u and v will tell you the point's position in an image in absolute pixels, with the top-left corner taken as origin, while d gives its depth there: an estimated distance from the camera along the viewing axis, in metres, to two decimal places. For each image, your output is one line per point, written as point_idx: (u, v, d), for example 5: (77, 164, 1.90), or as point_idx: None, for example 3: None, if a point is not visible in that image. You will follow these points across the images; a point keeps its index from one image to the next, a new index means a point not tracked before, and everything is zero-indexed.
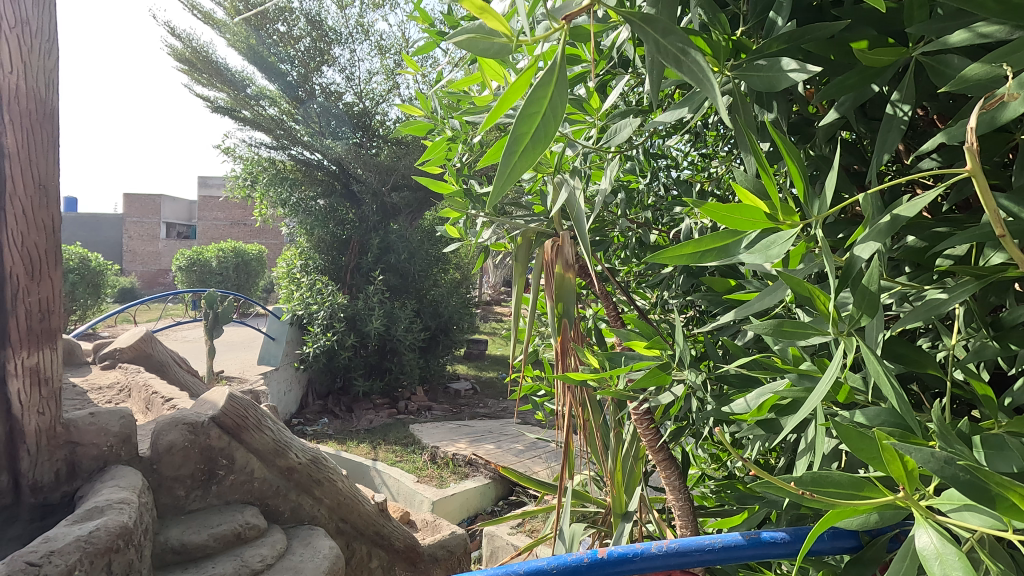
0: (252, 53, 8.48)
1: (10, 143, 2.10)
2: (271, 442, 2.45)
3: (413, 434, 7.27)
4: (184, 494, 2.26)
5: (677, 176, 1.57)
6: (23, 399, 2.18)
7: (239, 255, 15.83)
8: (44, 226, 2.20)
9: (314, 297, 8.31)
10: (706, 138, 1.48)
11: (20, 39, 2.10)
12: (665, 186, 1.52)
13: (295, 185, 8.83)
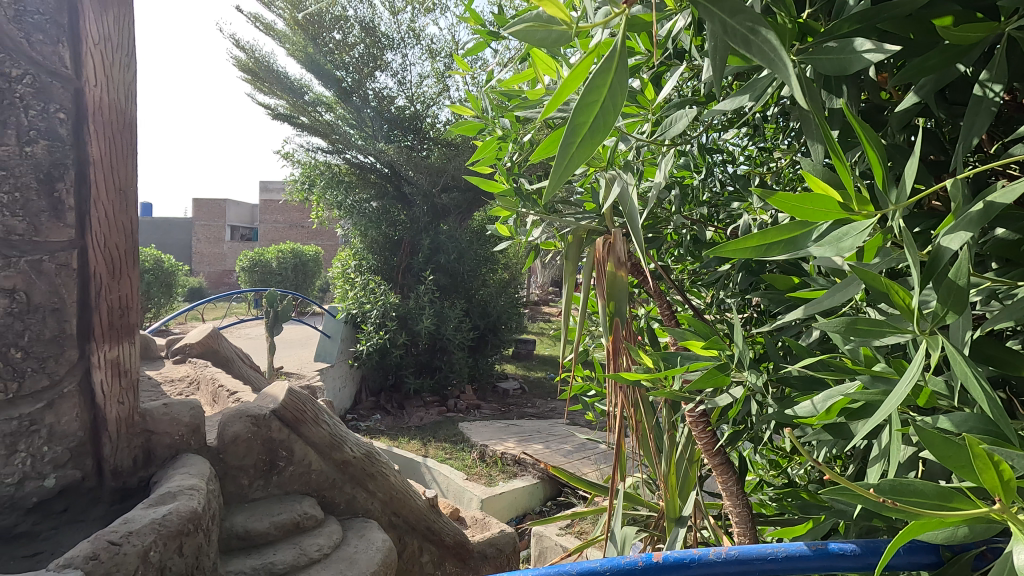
0: (309, 61, 8.74)
1: (93, 152, 1.92)
2: (328, 436, 2.49)
3: (463, 432, 7.37)
4: (247, 483, 2.30)
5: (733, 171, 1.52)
6: (105, 390, 1.97)
7: (297, 256, 16.54)
8: (124, 229, 2.00)
9: (367, 296, 8.54)
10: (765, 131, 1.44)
11: (103, 50, 1.93)
12: (721, 182, 1.49)
13: (350, 188, 9.13)
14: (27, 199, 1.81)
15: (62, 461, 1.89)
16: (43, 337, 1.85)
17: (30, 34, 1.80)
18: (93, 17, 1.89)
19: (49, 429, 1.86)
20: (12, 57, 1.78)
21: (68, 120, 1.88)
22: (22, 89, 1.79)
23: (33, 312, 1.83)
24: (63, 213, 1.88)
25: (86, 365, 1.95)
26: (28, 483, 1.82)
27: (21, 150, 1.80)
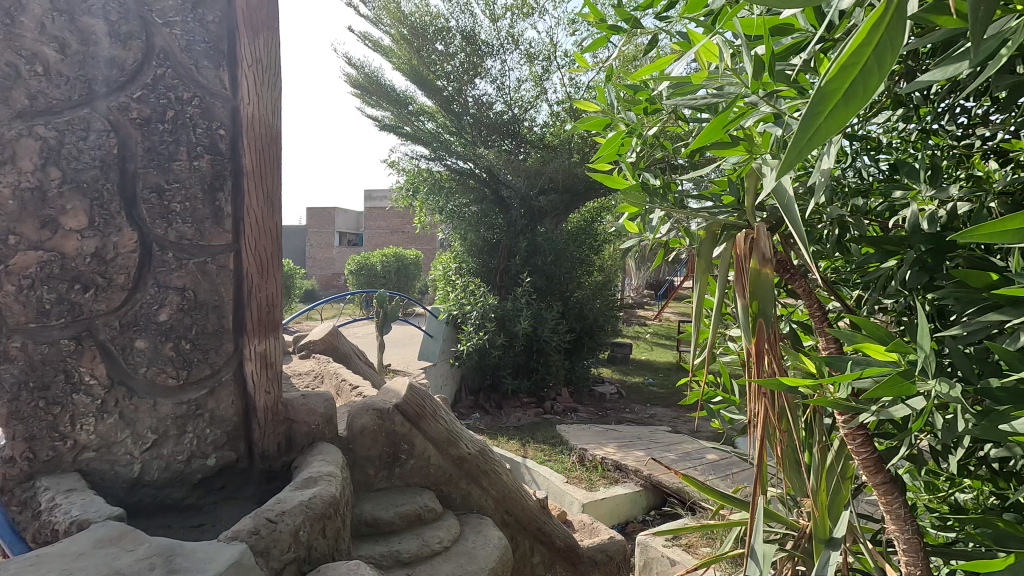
0: (414, 73, 9.13)
1: (247, 163, 2.11)
2: (445, 432, 2.56)
3: (561, 435, 7.33)
4: (373, 473, 2.41)
5: (878, 159, 1.46)
6: (255, 380, 2.15)
7: (399, 260, 17.42)
8: (270, 232, 2.19)
9: (468, 298, 8.78)
10: (916, 115, 1.37)
11: (255, 70, 2.12)
12: (865, 169, 1.46)
13: (450, 193, 9.43)
14: (195, 207, 2.03)
15: (221, 442, 2.09)
16: (206, 330, 2.06)
17: (197, 61, 2.02)
18: (247, 41, 2.09)
19: (211, 413, 2.07)
20: (184, 82, 2.00)
21: (226, 136, 2.08)
22: (191, 110, 2.01)
23: (199, 308, 2.04)
24: (222, 219, 2.08)
25: (239, 357, 2.14)
26: (194, 460, 2.03)
27: (190, 164, 2.01)
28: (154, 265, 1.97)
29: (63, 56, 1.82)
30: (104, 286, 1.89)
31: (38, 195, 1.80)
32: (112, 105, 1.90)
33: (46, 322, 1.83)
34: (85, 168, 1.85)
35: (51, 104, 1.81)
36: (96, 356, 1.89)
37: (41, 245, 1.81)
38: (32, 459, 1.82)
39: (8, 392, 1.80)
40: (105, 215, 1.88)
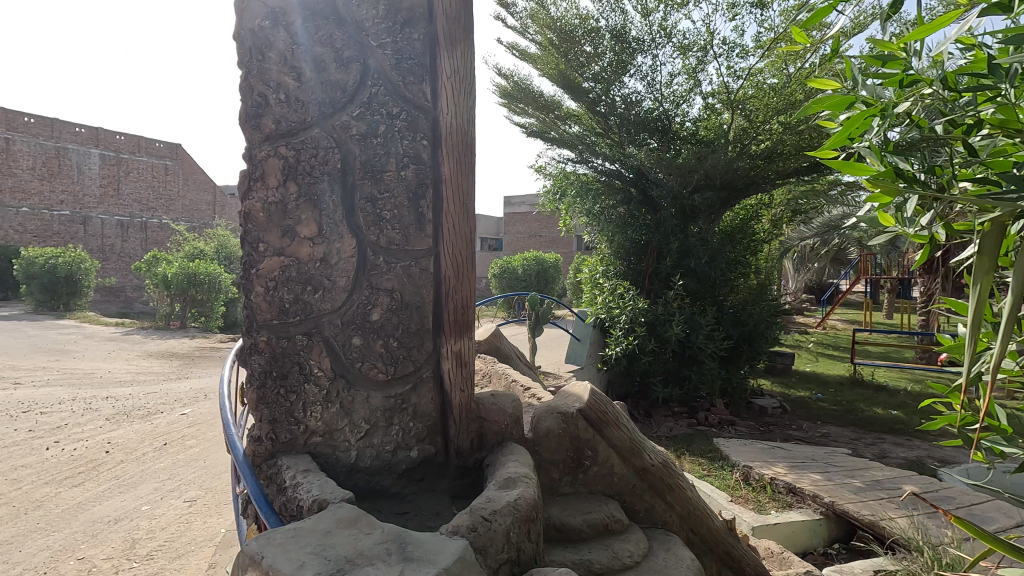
0: (561, 77, 9.11)
1: (446, 170, 2.20)
2: (628, 441, 2.46)
3: (720, 449, 6.81)
4: (558, 477, 2.39)
5: None
6: (452, 377, 2.24)
7: (539, 264, 17.72)
8: (465, 236, 2.26)
9: (615, 301, 8.57)
10: None
11: (454, 81, 2.21)
12: None
13: (597, 195, 9.29)
14: (402, 214, 2.15)
15: (422, 435, 2.20)
16: (410, 330, 2.18)
17: (404, 77, 2.15)
18: (447, 54, 2.19)
19: (414, 408, 2.19)
20: (393, 98, 2.14)
21: (428, 146, 2.18)
22: (399, 124, 2.14)
23: (405, 309, 2.17)
24: (424, 225, 2.18)
25: (437, 356, 2.24)
26: (400, 451, 2.16)
27: (398, 174, 2.14)
28: (368, 268, 2.13)
29: (299, 83, 2.06)
30: (329, 287, 2.10)
31: (282, 208, 2.06)
32: (336, 124, 2.10)
33: (285, 319, 2.08)
34: (316, 182, 2.07)
35: (290, 127, 2.06)
36: (323, 351, 2.09)
37: (282, 251, 2.06)
38: (274, 440, 2.08)
39: (257, 379, 2.08)
40: (330, 223, 2.09)
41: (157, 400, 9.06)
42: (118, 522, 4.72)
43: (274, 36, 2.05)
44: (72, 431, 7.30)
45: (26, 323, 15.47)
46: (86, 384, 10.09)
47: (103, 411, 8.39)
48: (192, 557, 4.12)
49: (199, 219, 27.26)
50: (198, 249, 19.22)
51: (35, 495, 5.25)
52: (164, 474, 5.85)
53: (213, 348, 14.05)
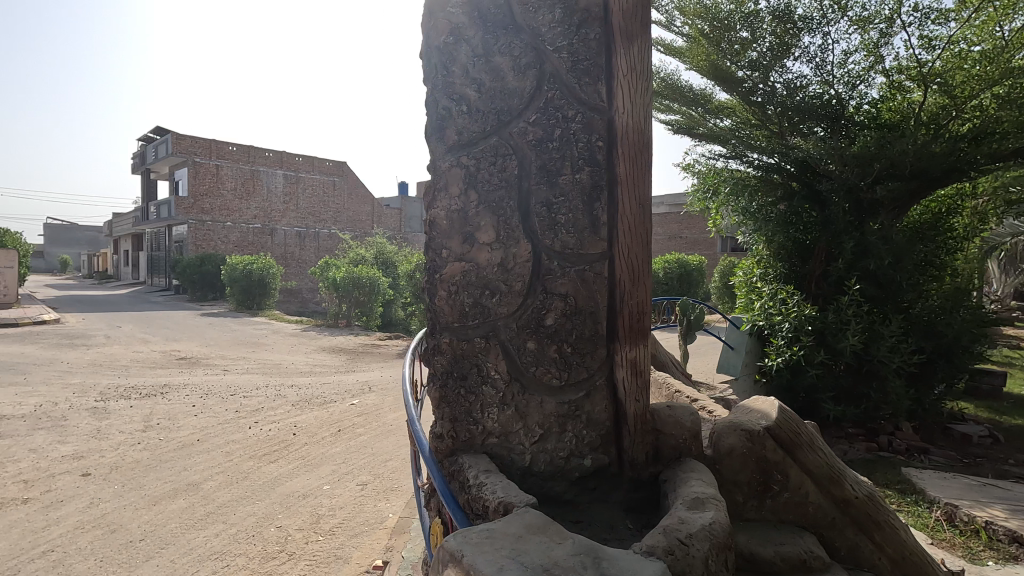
0: (713, 68, 8.43)
1: (622, 172, 2.11)
2: (826, 468, 2.18)
3: (912, 481, 5.85)
4: (742, 500, 2.18)
5: None
6: (626, 387, 2.13)
7: (682, 267, 16.94)
8: (641, 239, 2.16)
9: (777, 307, 7.75)
10: None
11: (630, 79, 2.13)
12: None
13: (754, 192, 8.40)
14: (576, 218, 2.10)
15: (596, 444, 2.12)
16: (584, 336, 2.11)
17: (581, 79, 2.11)
18: (623, 51, 2.12)
19: (587, 416, 2.11)
20: (569, 101, 2.11)
21: (604, 147, 2.11)
22: (575, 126, 2.10)
23: (579, 314, 2.10)
24: (599, 228, 2.11)
25: (611, 363, 2.15)
26: (573, 458, 2.09)
27: (573, 177, 2.09)
28: (543, 273, 2.11)
29: (479, 94, 2.15)
30: (506, 291, 2.11)
31: (463, 216, 2.15)
32: (513, 131, 2.13)
33: (465, 322, 2.15)
34: (494, 189, 2.12)
35: (471, 137, 2.15)
36: (499, 353, 2.11)
37: (464, 257, 2.14)
38: (454, 438, 2.16)
39: (440, 378, 2.19)
40: (507, 229, 2.11)
41: (331, 390, 10.21)
42: (305, 498, 5.36)
43: (456, 51, 2.18)
44: (267, 413, 8.51)
45: (232, 320, 18.47)
46: (276, 373, 11.72)
47: (290, 397, 9.67)
48: (366, 537, 4.53)
49: (361, 228, 30.37)
50: (360, 256, 21.40)
51: (243, 466, 6.18)
52: (340, 458, 6.54)
53: (374, 345, 15.52)
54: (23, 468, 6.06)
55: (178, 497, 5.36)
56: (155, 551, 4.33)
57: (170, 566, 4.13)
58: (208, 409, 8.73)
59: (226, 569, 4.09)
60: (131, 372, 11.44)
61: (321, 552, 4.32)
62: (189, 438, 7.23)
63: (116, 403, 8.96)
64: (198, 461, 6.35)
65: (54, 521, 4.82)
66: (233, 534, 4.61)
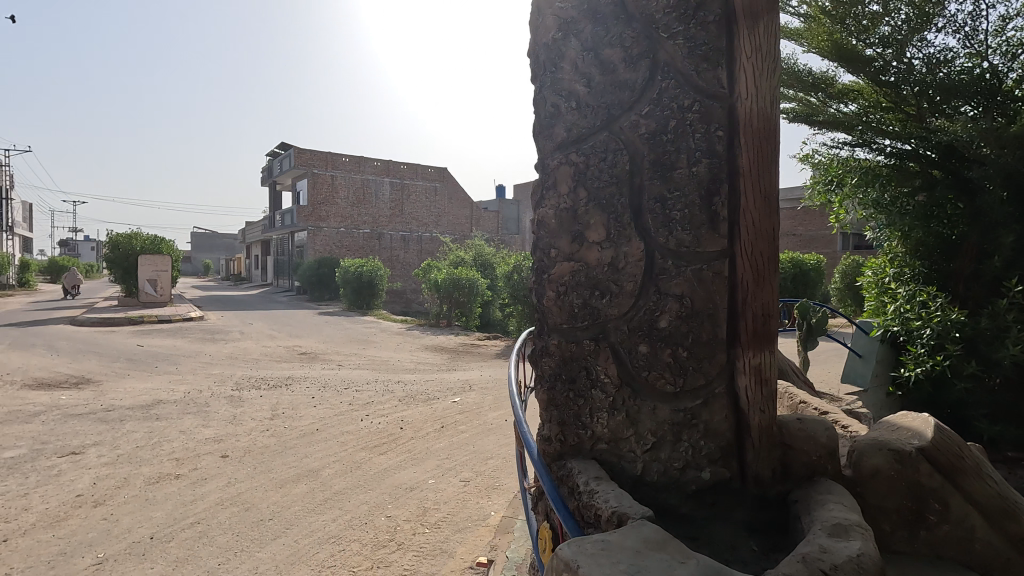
0: (835, 48, 7.55)
1: (745, 163, 1.94)
2: (998, 499, 1.91)
3: None
4: (890, 530, 1.93)
5: None
6: (750, 396, 1.95)
7: (797, 267, 15.70)
8: (767, 236, 1.97)
9: (915, 311, 6.82)
10: None
11: (754, 62, 1.95)
12: None
13: (886, 183, 7.34)
14: (693, 213, 1.95)
15: (715, 456, 1.96)
16: (701, 340, 1.95)
17: (698, 65, 1.97)
18: (746, 32, 1.94)
19: (705, 425, 1.95)
20: (685, 90, 1.98)
21: (724, 137, 1.95)
22: (692, 116, 1.96)
23: (696, 317, 1.95)
24: (718, 225, 1.95)
25: (731, 370, 1.97)
26: (690, 470, 1.94)
27: (690, 170, 1.96)
28: (657, 273, 1.98)
29: (590, 89, 2.09)
30: (617, 292, 2.02)
31: (572, 214, 2.10)
32: (624, 124, 2.04)
33: (574, 324, 2.09)
34: (604, 186, 2.05)
35: (580, 133, 2.10)
36: (609, 356, 2.02)
37: (572, 256, 2.09)
38: (563, 442, 2.11)
39: (548, 380, 2.15)
40: (618, 227, 2.02)
41: (434, 387, 10.62)
42: (412, 490, 5.58)
43: (565, 46, 2.14)
44: (376, 407, 9.02)
45: (345, 319, 19.87)
46: (384, 369, 12.41)
47: (397, 392, 10.19)
48: (469, 533, 4.62)
49: (460, 231, 31.40)
50: (460, 258, 22.13)
51: (356, 457, 6.57)
52: (443, 453, 6.75)
53: (473, 344, 15.95)
54: (175, 447, 6.89)
55: (300, 482, 5.81)
56: (281, 531, 4.71)
57: (294, 546, 4.48)
58: (325, 401, 9.42)
59: (342, 553, 4.35)
60: (261, 365, 12.65)
61: (428, 545, 4.47)
62: (309, 427, 7.84)
63: (248, 392, 9.95)
64: (317, 449, 6.86)
65: (200, 496, 5.42)
66: (348, 521, 4.90)
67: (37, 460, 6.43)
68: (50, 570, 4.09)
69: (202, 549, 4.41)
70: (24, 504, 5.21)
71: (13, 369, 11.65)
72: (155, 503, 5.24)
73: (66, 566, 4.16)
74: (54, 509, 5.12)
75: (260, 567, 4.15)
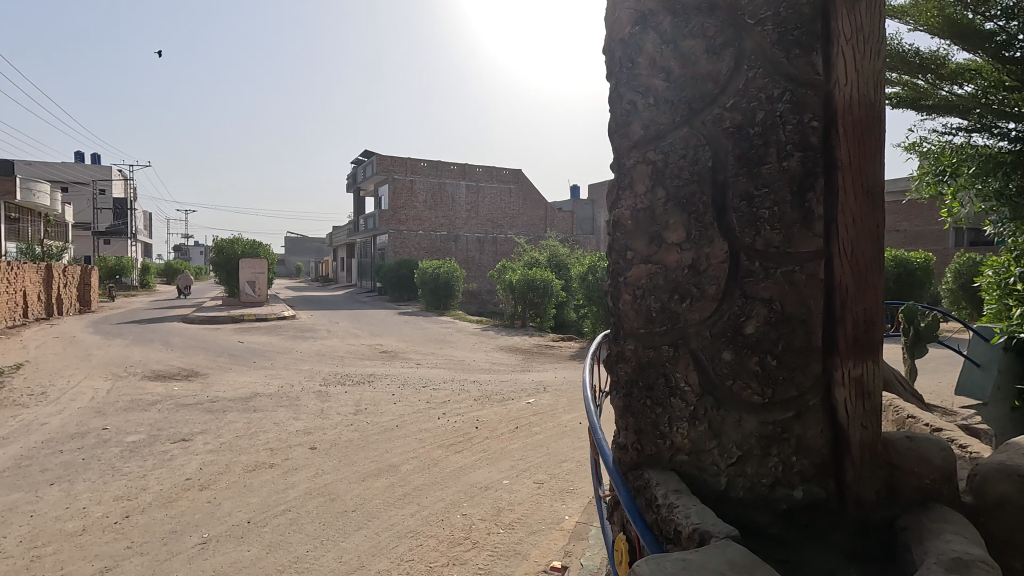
0: (949, 24, 6.67)
1: (843, 155, 1.77)
2: None
3: None
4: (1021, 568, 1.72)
5: None
6: (849, 410, 1.77)
7: (901, 266, 14.37)
8: (870, 235, 1.79)
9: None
10: None
11: (853, 46, 1.78)
12: None
13: (1015, 168, 6.33)
14: (784, 211, 1.81)
15: (809, 474, 1.79)
16: (794, 347, 1.79)
17: (790, 51, 1.82)
18: (844, 13, 1.77)
19: (797, 440, 1.79)
20: (775, 79, 1.83)
21: (820, 128, 1.79)
22: (783, 106, 1.81)
23: (787, 323, 1.80)
24: (813, 223, 1.79)
25: (828, 381, 1.79)
26: (780, 488, 1.80)
27: (780, 165, 1.82)
28: (743, 275, 1.85)
29: (669, 83, 2.00)
30: (698, 296, 1.91)
31: (650, 215, 2.02)
32: (706, 119, 1.93)
33: (651, 329, 2.00)
34: (685, 184, 1.95)
35: (658, 130, 2.02)
36: (689, 364, 1.92)
37: (650, 258, 2.01)
38: (640, 450, 2.03)
39: (625, 386, 2.08)
40: (699, 227, 1.92)
41: (510, 388, 10.71)
42: (487, 489, 5.65)
43: (643, 40, 2.07)
44: (453, 406, 9.22)
45: (424, 319, 20.53)
46: (460, 369, 12.69)
47: (473, 391, 10.36)
48: (544, 536, 4.59)
49: (535, 232, 31.49)
50: (534, 259, 22.23)
51: (433, 454, 6.75)
52: (518, 454, 6.77)
53: (547, 345, 15.94)
54: (270, 438, 7.40)
55: (381, 476, 6.04)
56: (363, 522, 4.92)
57: (376, 538, 4.66)
58: (405, 398, 9.75)
59: (420, 548, 4.47)
60: (345, 362, 13.34)
61: (502, 545, 4.49)
62: (389, 424, 8.15)
63: (334, 388, 10.51)
64: (396, 445, 7.12)
65: (291, 485, 5.78)
66: (426, 517, 5.03)
67: (154, 445, 7.13)
68: (164, 546, 4.51)
69: (292, 535, 4.69)
70: (142, 485, 5.79)
71: (135, 362, 13.01)
72: (252, 490, 5.65)
73: (177, 543, 4.58)
74: (167, 490, 5.65)
75: (344, 556, 4.35)
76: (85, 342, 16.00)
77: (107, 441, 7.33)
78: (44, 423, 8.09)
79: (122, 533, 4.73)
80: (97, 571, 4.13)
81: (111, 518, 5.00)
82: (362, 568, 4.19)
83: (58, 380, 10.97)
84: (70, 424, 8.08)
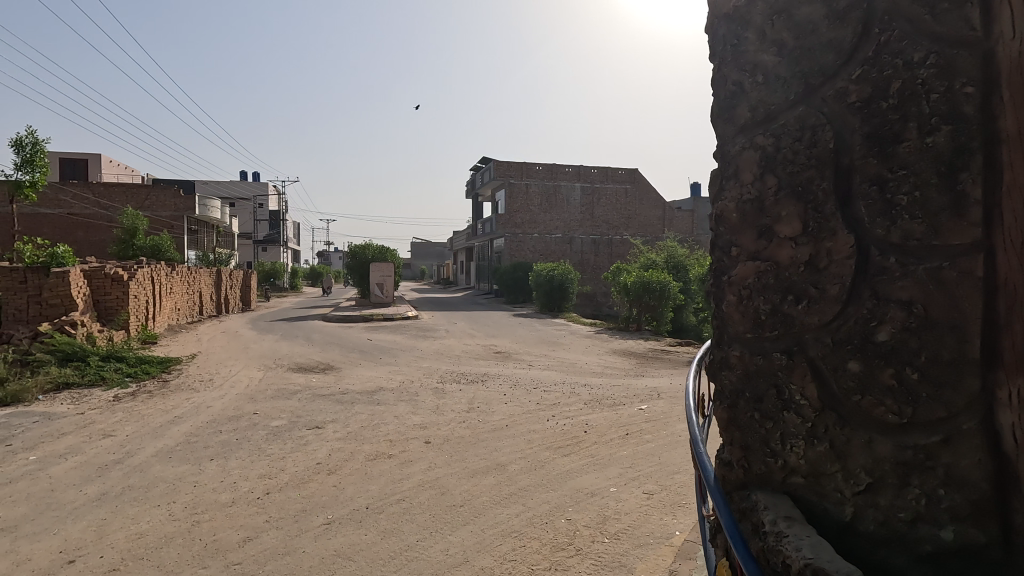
0: None
1: (1010, 123, 1.36)
2: None
3: None
4: None
5: None
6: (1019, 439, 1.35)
7: None
8: None
9: None
10: None
11: None
12: None
13: None
14: (927, 196, 1.48)
15: (963, 513, 1.44)
16: (940, 359, 1.44)
17: (935, 5, 1.49)
18: None
19: (945, 470, 1.45)
20: (914, 41, 1.52)
21: (976, 94, 1.42)
22: (925, 72, 1.49)
23: (931, 328, 1.45)
24: (967, 209, 1.42)
25: (989, 401, 1.40)
26: (921, 525, 1.48)
27: (922, 142, 1.50)
28: (873, 273, 1.55)
29: (781, 58, 1.79)
30: (817, 297, 1.66)
31: (759, 206, 1.81)
32: (827, 94, 1.68)
33: (761, 333, 1.78)
34: (801, 170, 1.72)
35: (769, 112, 1.82)
36: (807, 374, 1.67)
37: (758, 255, 1.80)
38: (747, 469, 1.83)
39: (731, 397, 1.87)
40: (818, 219, 1.68)
41: (623, 392, 10.44)
42: (593, 496, 5.52)
43: (750, 14, 1.89)
44: (563, 408, 9.18)
45: (538, 321, 20.78)
46: (572, 372, 12.59)
47: (584, 394, 10.25)
48: (651, 550, 4.37)
49: (652, 232, 30.51)
50: (651, 260, 21.51)
51: (541, 455, 6.74)
52: (628, 462, 6.54)
53: (664, 350, 15.28)
54: (390, 430, 7.91)
55: (489, 473, 6.17)
56: (471, 518, 5.05)
57: (481, 534, 4.75)
58: (516, 399, 9.89)
59: (523, 549, 4.48)
60: (462, 361, 13.86)
61: (607, 555, 4.35)
62: (501, 422, 8.33)
63: (450, 386, 10.98)
64: (505, 444, 7.24)
65: (406, 477, 6.10)
66: (530, 518, 5.04)
67: (293, 430, 7.95)
68: (295, 523, 4.98)
69: (405, 524, 4.94)
70: (282, 466, 6.46)
71: (283, 355, 14.68)
72: (372, 477, 6.06)
73: (306, 521, 5.03)
74: (301, 472, 6.24)
75: (450, 549, 4.49)
76: (246, 336, 18.40)
77: (257, 424, 8.31)
78: (210, 406, 9.37)
79: (262, 507, 5.31)
80: (241, 540, 4.66)
81: (255, 493, 5.64)
82: (467, 562, 4.29)
83: (222, 369, 12.66)
84: (229, 408, 9.27)
